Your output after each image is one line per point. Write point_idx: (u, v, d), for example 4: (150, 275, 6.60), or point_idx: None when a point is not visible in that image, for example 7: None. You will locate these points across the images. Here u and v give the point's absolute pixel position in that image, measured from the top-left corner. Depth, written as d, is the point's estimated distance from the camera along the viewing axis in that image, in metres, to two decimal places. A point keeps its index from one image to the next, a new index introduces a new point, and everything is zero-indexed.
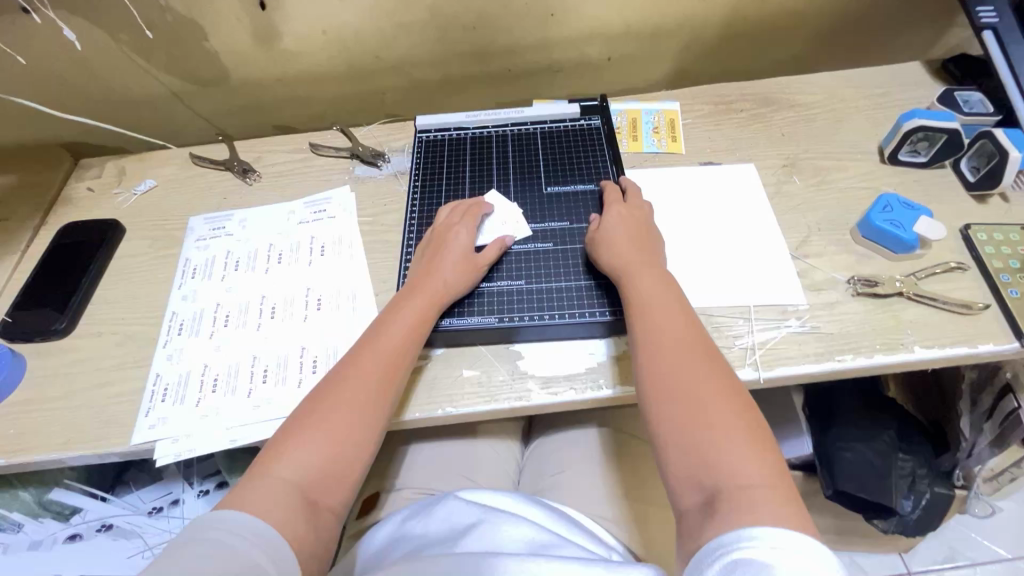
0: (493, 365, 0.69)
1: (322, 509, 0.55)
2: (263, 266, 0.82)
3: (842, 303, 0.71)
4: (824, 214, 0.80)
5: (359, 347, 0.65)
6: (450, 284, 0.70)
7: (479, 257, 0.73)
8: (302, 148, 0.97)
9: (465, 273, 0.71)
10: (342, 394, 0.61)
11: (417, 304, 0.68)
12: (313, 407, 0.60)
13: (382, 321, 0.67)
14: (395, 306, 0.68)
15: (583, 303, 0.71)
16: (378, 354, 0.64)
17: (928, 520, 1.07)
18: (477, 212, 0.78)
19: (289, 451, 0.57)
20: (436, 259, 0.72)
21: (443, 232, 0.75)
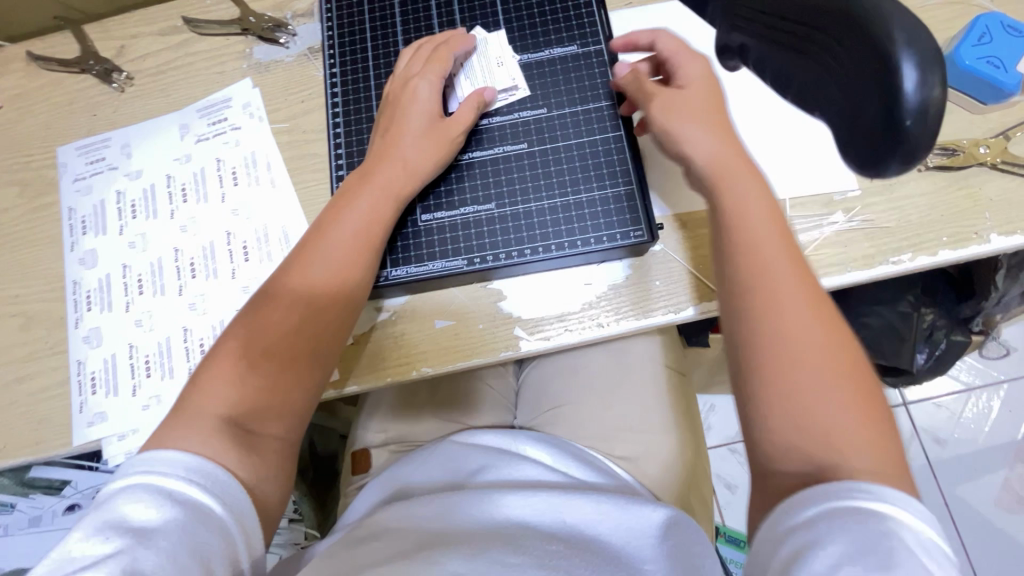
0: (471, 313, 0.57)
1: (263, 436, 0.46)
2: (165, 207, 0.64)
3: (905, 184, 0.55)
4: None
5: (302, 245, 0.52)
6: (421, 159, 0.55)
7: (449, 124, 0.56)
8: (177, 27, 0.71)
9: (435, 151, 0.55)
10: (287, 300, 0.50)
11: (374, 192, 0.53)
12: (252, 319, 0.49)
13: (340, 203, 0.53)
14: (346, 192, 0.54)
15: (572, 228, 0.56)
16: (333, 248, 0.51)
17: (941, 366, 1.05)
18: (443, 55, 0.58)
19: (225, 367, 0.47)
20: (397, 133, 0.55)
21: (399, 89, 0.58)
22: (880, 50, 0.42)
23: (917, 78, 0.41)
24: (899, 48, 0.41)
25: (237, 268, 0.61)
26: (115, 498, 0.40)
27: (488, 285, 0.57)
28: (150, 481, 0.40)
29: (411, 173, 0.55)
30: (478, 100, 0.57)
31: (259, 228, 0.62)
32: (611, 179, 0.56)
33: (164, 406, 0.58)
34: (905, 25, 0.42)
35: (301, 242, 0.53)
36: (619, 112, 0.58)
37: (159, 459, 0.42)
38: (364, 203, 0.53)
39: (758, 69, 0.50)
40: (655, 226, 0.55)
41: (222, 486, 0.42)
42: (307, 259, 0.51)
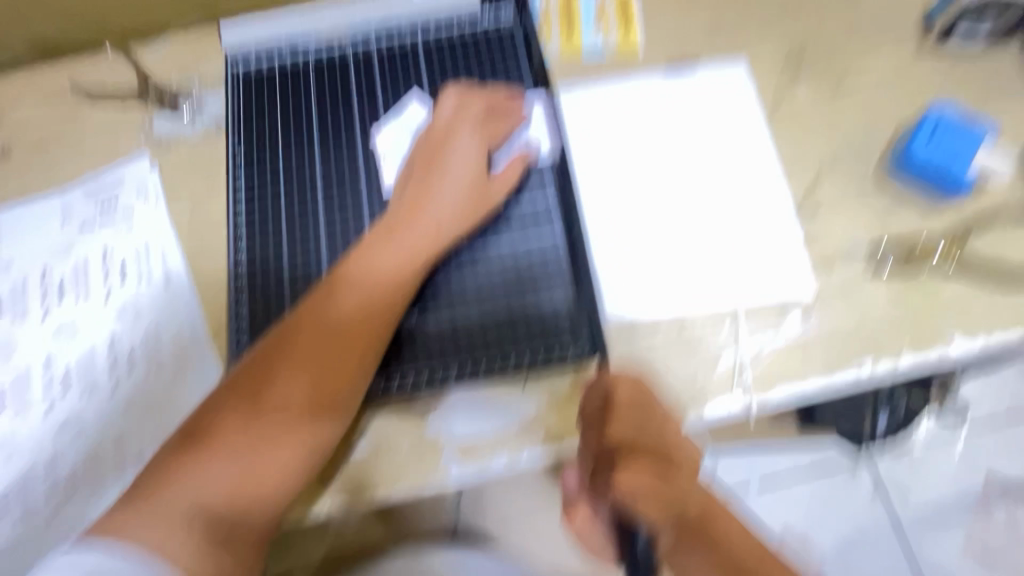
0: (393, 434, 0.49)
1: (240, 533, 0.41)
2: (38, 307, 0.55)
3: (862, 282, 0.51)
4: (841, 134, 0.56)
5: (311, 301, 0.47)
6: (445, 227, 0.50)
7: (486, 185, 0.52)
8: (65, 92, 0.63)
9: (468, 213, 0.51)
10: (271, 392, 0.44)
11: (398, 257, 0.48)
12: (227, 414, 0.43)
13: (352, 266, 0.48)
14: (374, 241, 0.49)
15: (507, 344, 0.50)
16: (327, 330, 0.46)
17: (900, 428, 1.00)
18: (501, 122, 0.55)
19: (194, 467, 0.41)
20: (427, 185, 0.51)
21: (441, 143, 0.53)
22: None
23: None
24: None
25: (121, 383, 0.52)
26: None
27: (415, 400, 0.50)
28: None
29: (438, 237, 0.50)
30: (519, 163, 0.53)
31: (149, 334, 0.53)
32: (550, 288, 0.51)
33: (21, 559, 0.48)
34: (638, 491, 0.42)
35: (313, 296, 0.47)
36: (558, 211, 0.53)
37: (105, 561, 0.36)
38: (393, 265, 0.48)
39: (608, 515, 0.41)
40: (596, 338, 0.50)
41: None
42: (319, 321, 0.46)
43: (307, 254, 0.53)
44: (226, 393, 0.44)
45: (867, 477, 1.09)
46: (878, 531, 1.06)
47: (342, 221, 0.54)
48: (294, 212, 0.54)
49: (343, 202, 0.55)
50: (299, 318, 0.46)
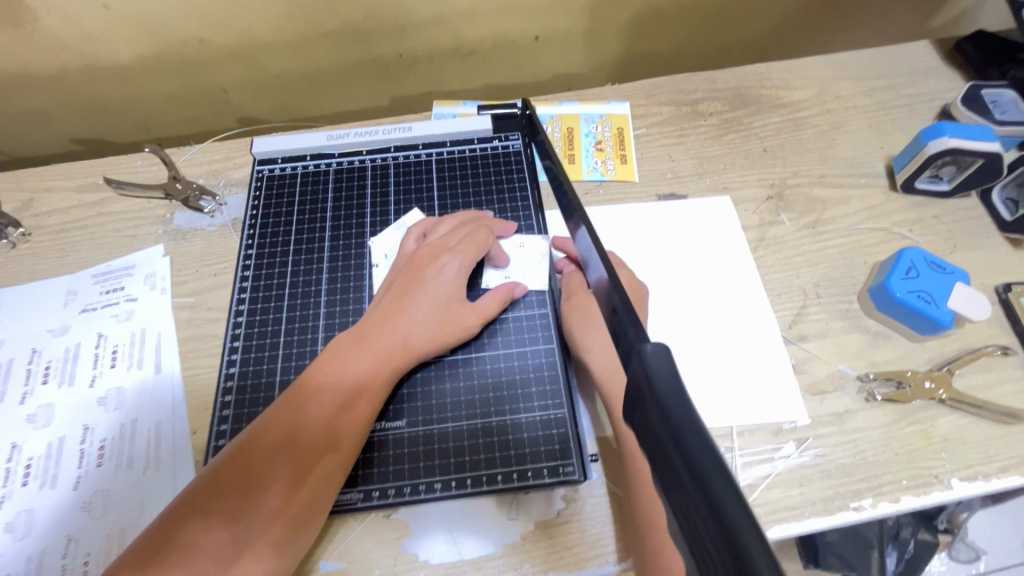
0: (366, 555, 0.46)
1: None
2: (17, 389, 0.54)
3: (853, 414, 0.51)
4: (823, 270, 0.60)
5: (276, 408, 0.45)
6: (424, 341, 0.50)
7: (462, 309, 0.52)
8: (98, 184, 0.67)
9: (440, 335, 0.50)
10: (227, 511, 0.40)
11: (376, 365, 0.48)
12: (169, 537, 0.39)
13: (327, 374, 0.47)
14: (345, 351, 0.48)
15: (493, 461, 0.48)
16: (295, 442, 0.44)
17: (910, 572, 0.93)
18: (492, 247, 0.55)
19: None
20: (403, 300, 0.51)
21: (426, 257, 0.54)
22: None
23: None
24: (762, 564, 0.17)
25: (85, 476, 0.49)
26: None
27: (394, 513, 0.47)
28: None
29: (410, 349, 0.49)
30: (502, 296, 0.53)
31: (126, 424, 0.52)
32: (540, 404, 0.50)
33: None
34: (733, 477, 0.19)
35: (282, 404, 0.46)
36: (554, 324, 0.54)
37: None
38: (360, 379, 0.47)
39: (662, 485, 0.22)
40: (587, 458, 0.48)
41: None
42: (279, 430, 0.44)
43: (303, 350, 0.53)
44: (178, 509, 0.40)
45: None
46: None
47: (340, 322, 0.55)
48: (296, 308, 0.55)
49: (345, 303, 0.56)
50: (268, 426, 0.44)
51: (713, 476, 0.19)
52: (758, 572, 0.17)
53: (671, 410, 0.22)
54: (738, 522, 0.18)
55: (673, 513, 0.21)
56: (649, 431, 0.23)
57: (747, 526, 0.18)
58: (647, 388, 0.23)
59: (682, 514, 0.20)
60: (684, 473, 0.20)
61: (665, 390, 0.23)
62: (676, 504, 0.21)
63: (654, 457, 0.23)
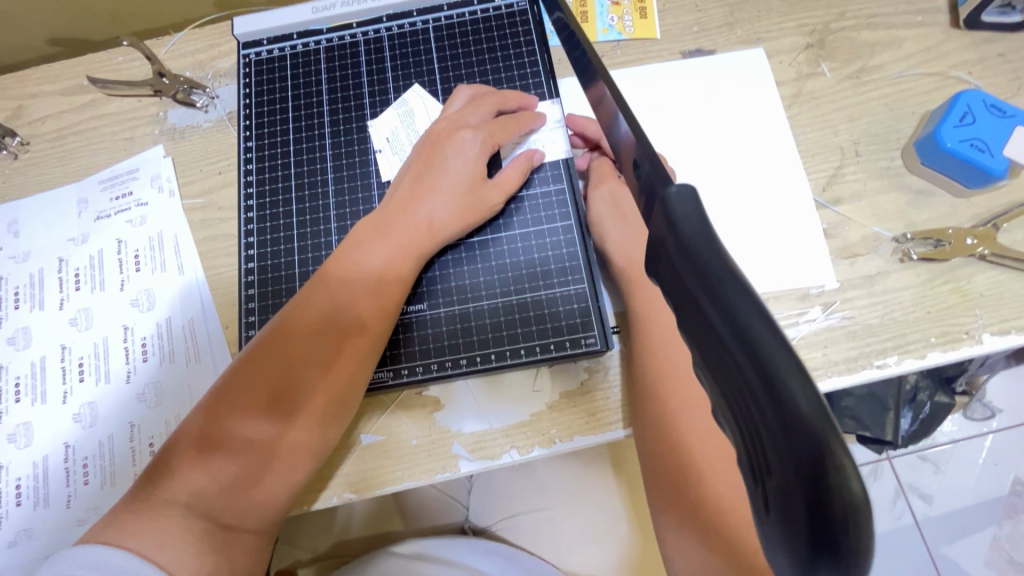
0: (402, 427, 0.49)
1: (238, 533, 0.42)
2: (54, 296, 0.55)
3: (886, 275, 0.50)
4: (865, 125, 0.54)
5: (306, 294, 0.46)
6: (442, 224, 0.48)
7: (483, 192, 0.50)
8: (83, 86, 0.63)
9: (460, 217, 0.49)
10: (268, 389, 0.43)
11: (395, 249, 0.47)
12: (219, 413, 0.42)
13: (348, 260, 0.47)
14: (367, 236, 0.48)
15: (517, 338, 0.49)
16: (323, 326, 0.45)
17: (923, 430, 0.97)
18: (511, 122, 0.52)
19: (190, 465, 0.41)
20: (422, 183, 0.49)
21: (442, 134, 0.51)
22: (782, 406, 0.16)
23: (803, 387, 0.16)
24: (793, 383, 0.16)
25: (135, 370, 0.52)
26: None
27: (425, 390, 0.49)
28: None
29: (429, 232, 0.48)
30: (518, 176, 0.51)
31: (161, 323, 0.54)
32: (561, 280, 0.50)
33: (35, 543, 0.48)
34: (762, 302, 0.18)
35: (308, 291, 0.47)
36: (572, 200, 0.52)
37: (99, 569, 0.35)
38: (382, 263, 0.47)
39: (687, 330, 0.21)
40: (608, 330, 0.49)
41: None
42: (311, 314, 0.45)
43: (318, 242, 0.53)
44: (224, 388, 0.43)
45: (887, 481, 1.06)
46: (897, 538, 1.03)
47: (351, 211, 0.54)
48: (304, 201, 0.54)
49: (353, 192, 0.54)
50: (297, 311, 0.45)
51: (739, 305, 0.18)
52: (790, 390, 0.16)
53: (695, 249, 0.20)
54: (767, 344, 0.17)
55: (697, 354, 0.21)
56: (675, 278, 0.22)
57: (779, 351, 0.17)
58: (671, 231, 0.22)
59: (711, 359, 0.20)
60: (709, 308, 0.19)
61: (688, 232, 0.21)
62: (701, 344, 0.20)
63: (679, 305, 0.22)
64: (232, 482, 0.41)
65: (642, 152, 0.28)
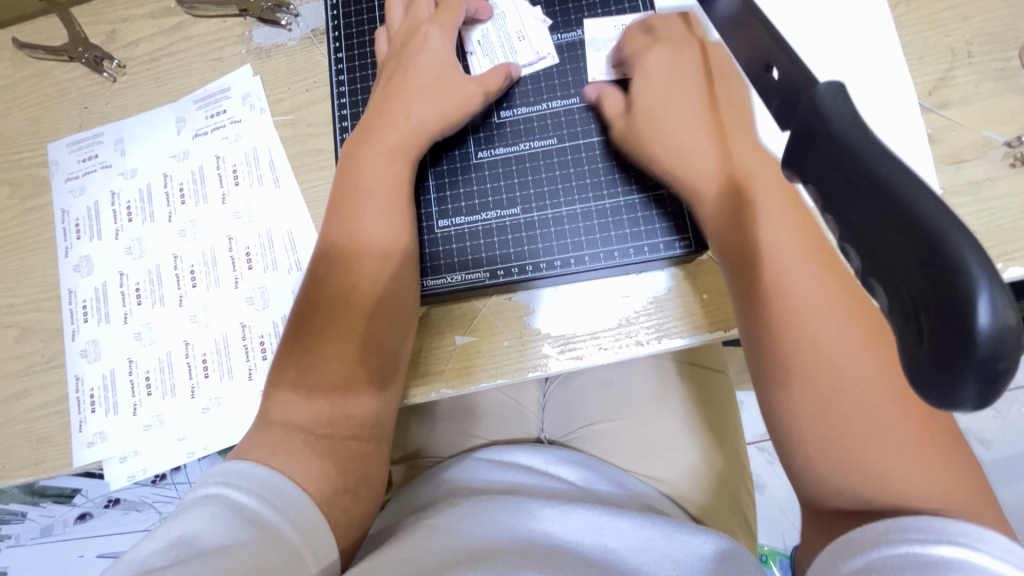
0: (495, 328, 0.51)
1: (340, 440, 0.45)
2: (162, 210, 0.59)
3: (994, 181, 0.48)
4: (979, 23, 0.51)
5: (344, 208, 0.50)
6: (421, 118, 0.51)
7: (454, 78, 0.52)
8: (170, 8, 0.65)
9: (434, 106, 0.51)
10: (334, 287, 0.48)
11: (386, 159, 0.50)
12: (303, 324, 0.48)
13: (367, 171, 0.50)
14: (355, 160, 0.50)
15: (598, 239, 0.50)
16: (368, 231, 0.49)
17: None
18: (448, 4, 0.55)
19: (293, 368, 0.46)
20: (386, 119, 0.51)
21: (404, 39, 0.54)
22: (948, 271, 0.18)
23: (991, 300, 0.17)
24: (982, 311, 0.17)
25: (241, 277, 0.56)
26: (199, 510, 0.38)
27: (514, 296, 0.51)
28: (223, 494, 0.39)
29: (412, 133, 0.51)
30: (503, 73, 0.52)
31: (260, 234, 0.57)
32: (647, 182, 0.50)
33: (167, 426, 0.54)
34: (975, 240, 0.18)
35: (343, 211, 0.50)
36: None
37: (269, 488, 0.40)
38: (390, 167, 0.50)
39: (830, 213, 0.23)
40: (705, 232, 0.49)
41: (288, 503, 0.40)
42: (353, 226, 0.49)
43: None
44: (302, 304, 0.48)
45: None
46: None
47: None
48: None
49: None
50: (336, 224, 0.49)
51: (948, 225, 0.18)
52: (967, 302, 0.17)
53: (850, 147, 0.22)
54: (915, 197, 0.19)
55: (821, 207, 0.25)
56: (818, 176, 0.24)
57: (950, 224, 0.18)
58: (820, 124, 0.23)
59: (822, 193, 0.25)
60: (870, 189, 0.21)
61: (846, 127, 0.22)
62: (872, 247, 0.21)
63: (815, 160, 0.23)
64: (339, 380, 0.46)
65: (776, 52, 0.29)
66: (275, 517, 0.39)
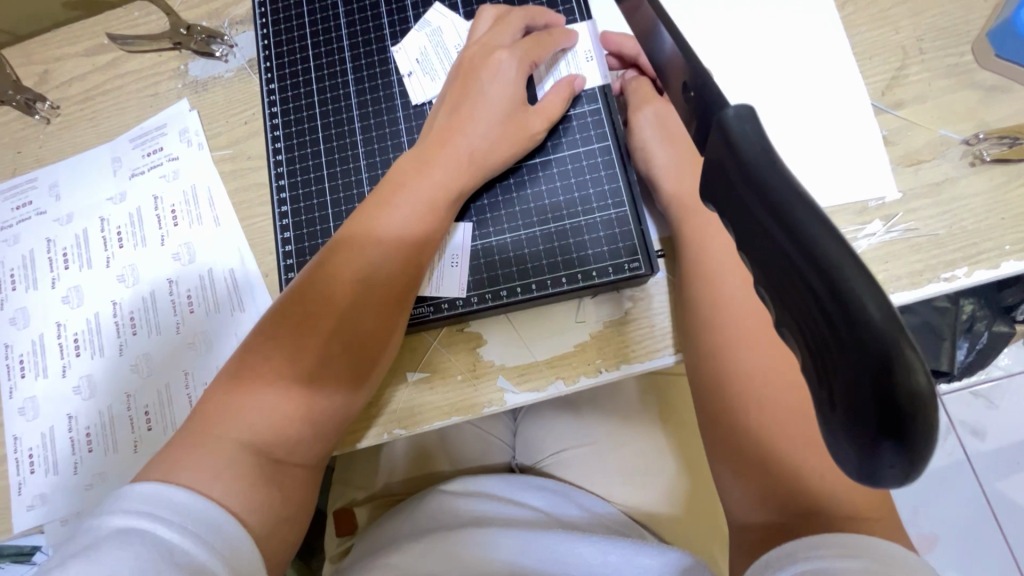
0: (446, 363, 0.49)
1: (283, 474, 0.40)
2: (100, 255, 0.57)
3: (955, 181, 0.46)
4: (930, 18, 0.49)
5: (344, 238, 0.44)
6: (479, 154, 0.46)
7: (522, 119, 0.48)
8: (103, 44, 0.63)
9: (501, 144, 0.47)
10: (321, 326, 0.42)
11: (429, 187, 0.45)
12: (272, 357, 0.41)
13: (397, 202, 0.45)
14: (396, 182, 0.46)
15: (552, 266, 0.48)
16: (379, 264, 0.43)
17: (979, 362, 0.92)
18: (544, 38, 0.50)
19: (247, 407, 0.40)
20: (439, 149, 0.46)
21: (477, 57, 0.49)
22: (851, 316, 0.16)
23: (907, 369, 0.15)
24: (866, 297, 0.16)
25: (182, 322, 0.54)
26: (117, 551, 0.32)
27: (466, 328, 0.49)
28: (148, 531, 0.33)
29: (471, 167, 0.46)
30: (561, 97, 0.48)
31: (202, 276, 0.54)
32: (599, 202, 0.48)
33: (110, 485, 0.51)
34: (822, 210, 0.17)
35: (350, 236, 0.44)
36: (606, 119, 0.50)
37: (203, 524, 0.34)
38: (424, 203, 0.45)
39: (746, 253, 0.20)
40: (653, 255, 0.47)
41: (224, 541, 0.35)
42: (360, 258, 0.43)
43: (349, 183, 0.53)
44: (277, 334, 0.42)
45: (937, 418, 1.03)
46: (949, 474, 1.00)
47: (382, 154, 0.53)
48: (332, 142, 0.54)
49: (382, 135, 0.54)
50: (335, 251, 0.44)
51: (804, 219, 0.17)
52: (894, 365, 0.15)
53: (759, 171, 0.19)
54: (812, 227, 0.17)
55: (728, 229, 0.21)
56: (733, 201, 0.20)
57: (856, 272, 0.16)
58: (731, 154, 0.21)
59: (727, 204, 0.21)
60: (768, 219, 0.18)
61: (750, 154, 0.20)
62: (753, 244, 0.20)
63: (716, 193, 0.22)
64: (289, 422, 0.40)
65: (692, 73, 0.27)
66: (209, 557, 0.33)
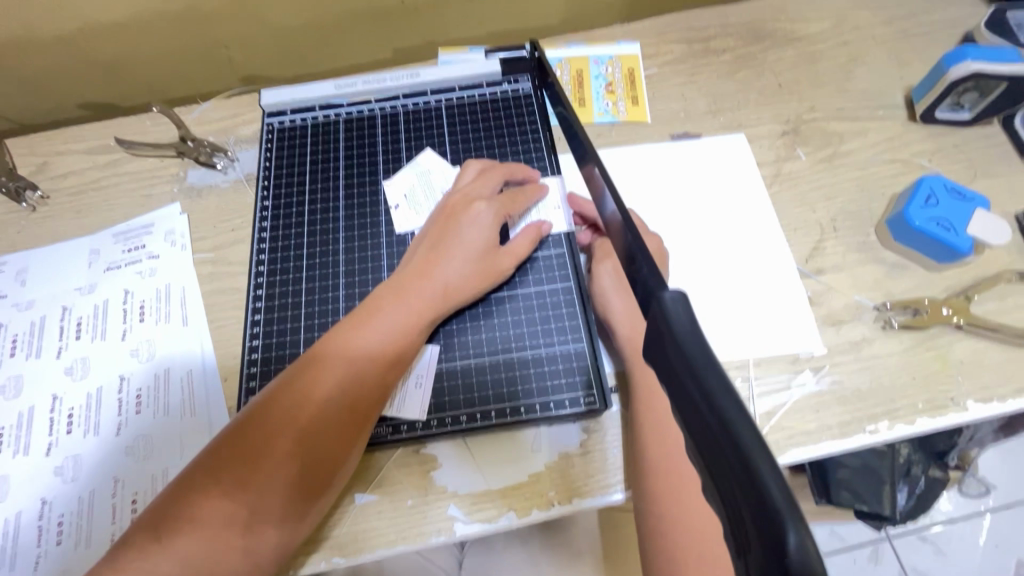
0: (398, 485, 0.48)
1: None
2: (52, 345, 0.55)
3: (871, 342, 0.52)
4: (841, 204, 0.59)
5: (316, 357, 0.45)
6: (454, 289, 0.50)
7: (496, 259, 0.52)
8: (109, 146, 0.67)
9: (474, 279, 0.51)
10: (279, 448, 0.41)
11: (403, 315, 0.48)
12: (223, 478, 0.40)
13: (371, 327, 0.47)
14: (371, 307, 0.48)
15: (513, 395, 0.50)
16: (346, 388, 0.44)
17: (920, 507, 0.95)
18: (518, 194, 0.56)
19: (183, 532, 0.38)
20: (417, 280, 0.49)
21: (459, 203, 0.55)
22: (753, 484, 0.19)
23: (794, 537, 0.17)
24: (763, 464, 0.19)
25: (125, 424, 0.51)
26: None
27: (422, 449, 0.49)
28: None
29: (445, 298, 0.50)
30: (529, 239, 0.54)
31: (158, 375, 0.53)
32: (561, 336, 0.52)
33: None
34: (730, 384, 0.21)
35: (322, 355, 0.45)
36: (570, 262, 0.55)
37: None
38: (396, 330, 0.47)
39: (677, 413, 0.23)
40: (608, 391, 0.50)
41: None
42: (329, 380, 0.44)
43: (325, 298, 0.56)
44: (232, 453, 0.41)
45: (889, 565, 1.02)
46: None
47: (361, 273, 0.57)
48: (315, 259, 0.58)
49: (364, 257, 0.58)
50: (303, 369, 0.44)
51: (720, 394, 0.21)
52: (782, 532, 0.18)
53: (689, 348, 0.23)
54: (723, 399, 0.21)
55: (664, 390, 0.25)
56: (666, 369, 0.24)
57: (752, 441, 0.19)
58: (666, 330, 0.24)
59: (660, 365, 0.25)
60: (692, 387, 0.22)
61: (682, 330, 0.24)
62: (677, 403, 0.23)
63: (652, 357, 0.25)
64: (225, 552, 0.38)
65: (630, 250, 0.32)
66: None
